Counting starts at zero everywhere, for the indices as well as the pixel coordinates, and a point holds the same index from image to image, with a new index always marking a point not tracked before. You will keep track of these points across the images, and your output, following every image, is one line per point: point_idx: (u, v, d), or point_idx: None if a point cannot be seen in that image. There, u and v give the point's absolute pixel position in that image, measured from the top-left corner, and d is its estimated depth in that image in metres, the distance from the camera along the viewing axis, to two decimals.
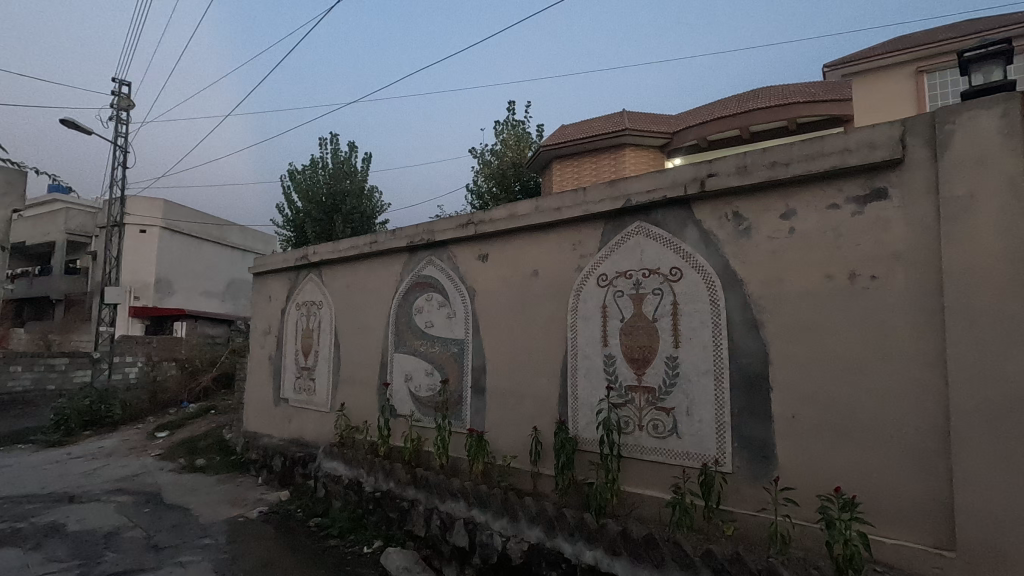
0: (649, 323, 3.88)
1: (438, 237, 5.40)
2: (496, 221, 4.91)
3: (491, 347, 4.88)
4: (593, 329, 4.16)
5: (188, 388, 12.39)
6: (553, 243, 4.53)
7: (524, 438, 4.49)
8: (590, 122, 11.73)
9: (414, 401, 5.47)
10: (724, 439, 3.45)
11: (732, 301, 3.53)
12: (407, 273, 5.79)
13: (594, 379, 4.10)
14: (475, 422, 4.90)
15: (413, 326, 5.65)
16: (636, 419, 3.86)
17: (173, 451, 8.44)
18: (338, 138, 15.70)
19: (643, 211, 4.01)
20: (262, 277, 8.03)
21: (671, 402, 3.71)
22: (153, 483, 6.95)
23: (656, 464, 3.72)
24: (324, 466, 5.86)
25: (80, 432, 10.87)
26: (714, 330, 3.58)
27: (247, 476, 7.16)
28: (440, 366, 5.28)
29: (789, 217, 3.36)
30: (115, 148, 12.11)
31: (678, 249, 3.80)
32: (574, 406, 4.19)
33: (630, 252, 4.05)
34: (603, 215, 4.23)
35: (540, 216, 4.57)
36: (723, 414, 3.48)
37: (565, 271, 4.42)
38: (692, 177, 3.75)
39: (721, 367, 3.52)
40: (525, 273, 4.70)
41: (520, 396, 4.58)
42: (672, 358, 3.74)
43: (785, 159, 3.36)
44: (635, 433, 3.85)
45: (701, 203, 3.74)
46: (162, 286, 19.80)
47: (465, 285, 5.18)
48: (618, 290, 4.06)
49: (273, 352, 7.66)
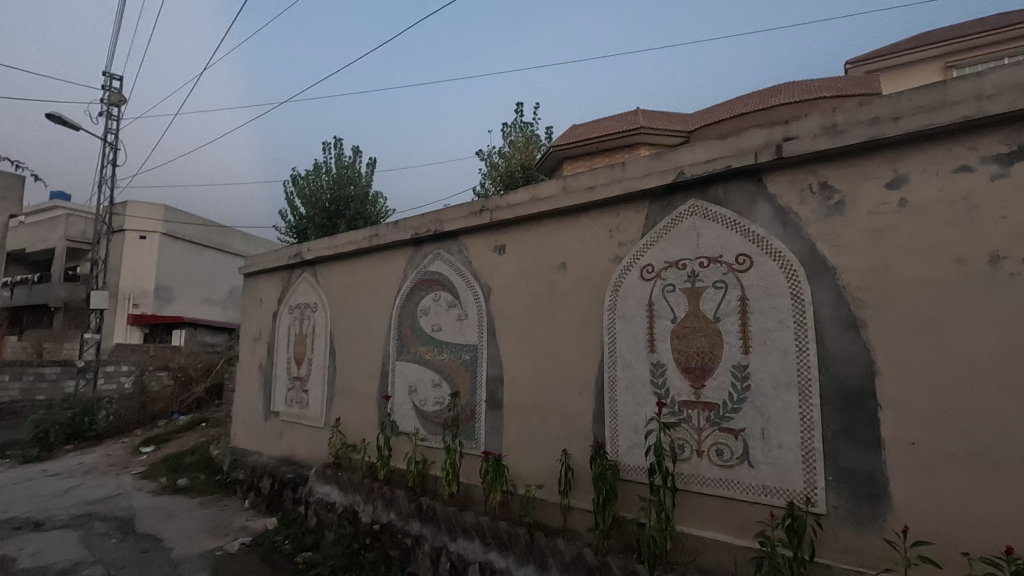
0: (709, 324, 3.15)
1: (447, 227, 4.70)
2: (515, 207, 4.20)
3: (509, 354, 4.15)
4: (636, 332, 3.43)
5: (180, 399, 11.71)
6: (585, 229, 3.82)
7: (551, 463, 3.75)
8: (603, 121, 11.10)
9: (419, 417, 4.73)
10: (815, 471, 2.71)
11: (820, 295, 2.80)
12: (412, 270, 5.08)
13: (638, 393, 3.37)
14: (491, 444, 4.16)
15: (417, 330, 4.92)
16: (694, 443, 3.12)
17: (156, 469, 7.72)
18: (341, 140, 15.10)
19: (698, 187, 3.29)
20: (253, 278, 7.33)
21: (740, 422, 2.97)
22: (128, 507, 6.22)
23: (721, 500, 2.99)
24: (317, 491, 5.15)
25: (63, 446, 10.16)
26: (797, 331, 2.84)
27: (233, 499, 6.43)
28: (449, 376, 4.55)
29: (898, 186, 2.63)
30: (104, 145, 11.44)
31: (746, 232, 3.08)
32: (614, 426, 3.45)
33: (682, 237, 3.32)
34: (647, 195, 3.51)
35: (568, 198, 3.86)
36: (810, 438, 2.74)
37: (600, 264, 3.70)
38: (763, 142, 3.03)
39: (807, 379, 2.78)
40: (551, 266, 3.98)
41: (545, 412, 3.84)
42: (740, 366, 3.01)
43: (892, 113, 2.63)
44: (693, 460, 3.11)
45: (775, 174, 3.02)
46: (162, 293, 19.17)
47: (479, 282, 4.46)
48: (667, 284, 3.34)
49: (263, 360, 6.94)
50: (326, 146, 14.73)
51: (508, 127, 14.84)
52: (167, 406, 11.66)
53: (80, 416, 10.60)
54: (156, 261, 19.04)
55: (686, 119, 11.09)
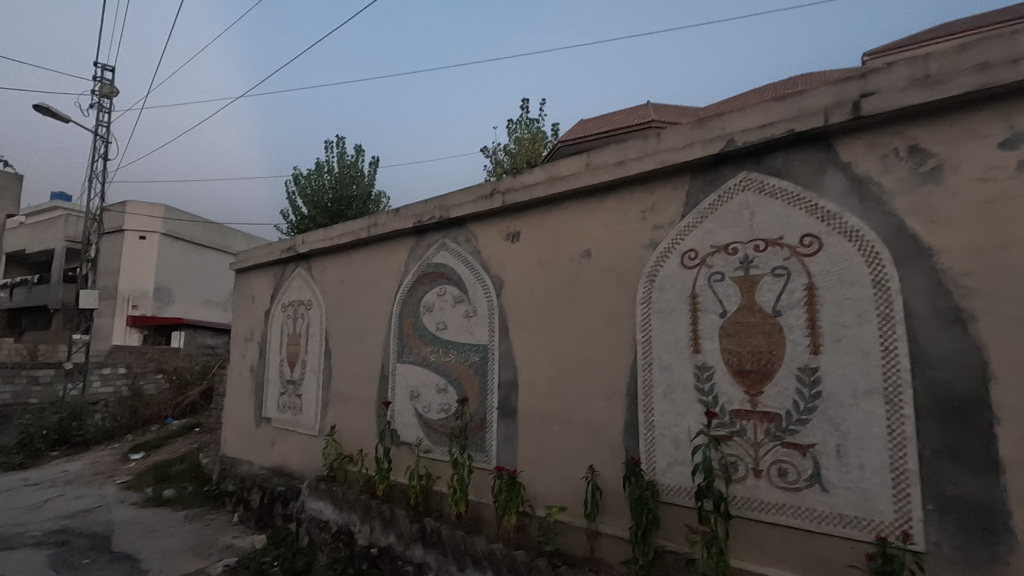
0: (767, 319, 2.65)
1: (453, 213, 4.21)
2: (531, 188, 3.70)
3: (524, 355, 3.65)
4: (676, 329, 2.94)
5: (174, 403, 11.25)
6: (612, 211, 3.32)
7: (574, 481, 3.25)
8: (612, 116, 10.62)
9: (421, 426, 4.23)
10: (909, 498, 2.20)
11: (911, 283, 2.29)
12: (414, 262, 4.59)
13: (680, 400, 2.88)
14: (504, 457, 3.65)
15: (420, 328, 4.43)
16: (750, 460, 2.62)
17: (142, 478, 7.23)
18: (343, 139, 14.62)
19: (751, 158, 2.80)
20: (244, 275, 6.85)
21: (809, 436, 2.47)
22: (107, 522, 5.73)
23: (787, 530, 2.48)
24: (309, 507, 4.68)
25: (49, 453, 9.68)
26: (882, 327, 2.33)
27: (221, 513, 5.95)
28: (455, 381, 4.04)
29: (1015, 145, 2.13)
30: (94, 139, 10.97)
31: (812, 209, 2.57)
32: (650, 439, 2.96)
33: (732, 217, 2.82)
34: (688, 169, 3.01)
35: (593, 175, 3.36)
36: (901, 458, 2.24)
37: (631, 251, 3.20)
38: (833, 100, 2.53)
39: (896, 386, 2.27)
40: (573, 255, 3.48)
41: (567, 422, 3.35)
42: (808, 369, 2.50)
43: (1006, 56, 2.12)
44: (750, 481, 2.60)
45: (849, 139, 2.51)
46: (162, 294, 18.73)
47: (489, 274, 3.97)
48: (714, 272, 2.85)
49: (255, 362, 6.45)
50: (328, 145, 14.29)
51: (512, 125, 14.35)
52: (161, 410, 11.20)
53: (67, 421, 10.14)
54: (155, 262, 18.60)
55: (698, 112, 10.55)
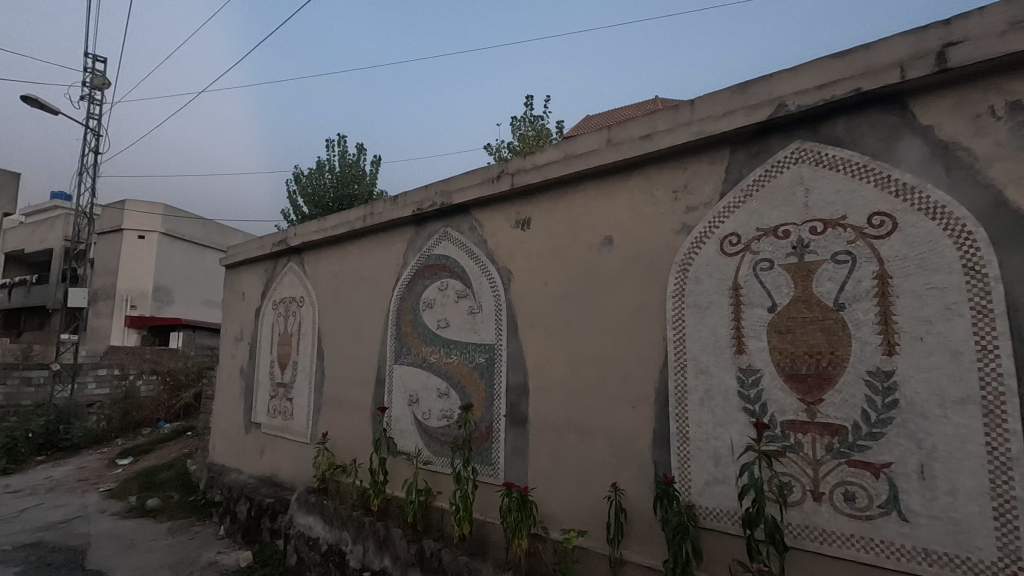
0: (826, 314, 2.24)
1: (456, 198, 3.81)
2: (543, 168, 3.30)
3: (535, 356, 3.25)
4: (715, 327, 2.54)
5: (166, 406, 10.85)
6: (638, 192, 2.92)
7: (595, 500, 2.85)
8: (621, 110, 10.20)
9: (421, 435, 3.82)
10: (1017, 533, 1.79)
11: (1014, 269, 1.88)
12: (414, 254, 4.19)
13: (720, 409, 2.48)
14: (512, 471, 3.25)
15: (420, 326, 4.02)
16: (809, 481, 2.21)
17: (127, 486, 6.84)
18: (344, 138, 14.09)
19: (804, 125, 2.39)
20: (235, 271, 6.47)
21: (883, 454, 2.06)
22: (84, 534, 5.34)
23: (855, 566, 2.08)
24: (298, 523, 4.30)
25: (33, 457, 9.29)
26: (977, 323, 1.92)
27: (207, 525, 5.55)
28: (458, 385, 3.64)
29: None
30: (85, 131, 10.61)
31: (883, 182, 2.16)
32: (684, 454, 2.56)
33: (782, 194, 2.42)
34: (728, 141, 2.61)
35: (616, 151, 2.95)
36: (1005, 484, 1.82)
37: (661, 237, 2.79)
38: (909, 53, 2.12)
39: (996, 395, 1.86)
40: (592, 243, 3.08)
41: (585, 431, 2.95)
42: (881, 373, 2.09)
43: None
44: (809, 506, 2.19)
45: (928, 99, 2.11)
46: (161, 294, 18.37)
47: (497, 266, 3.56)
48: (761, 259, 2.44)
49: (245, 364, 6.05)
50: (330, 145, 13.83)
51: (517, 121, 13.92)
52: (153, 413, 10.81)
53: (55, 424, 9.76)
54: (154, 261, 18.22)
55: None
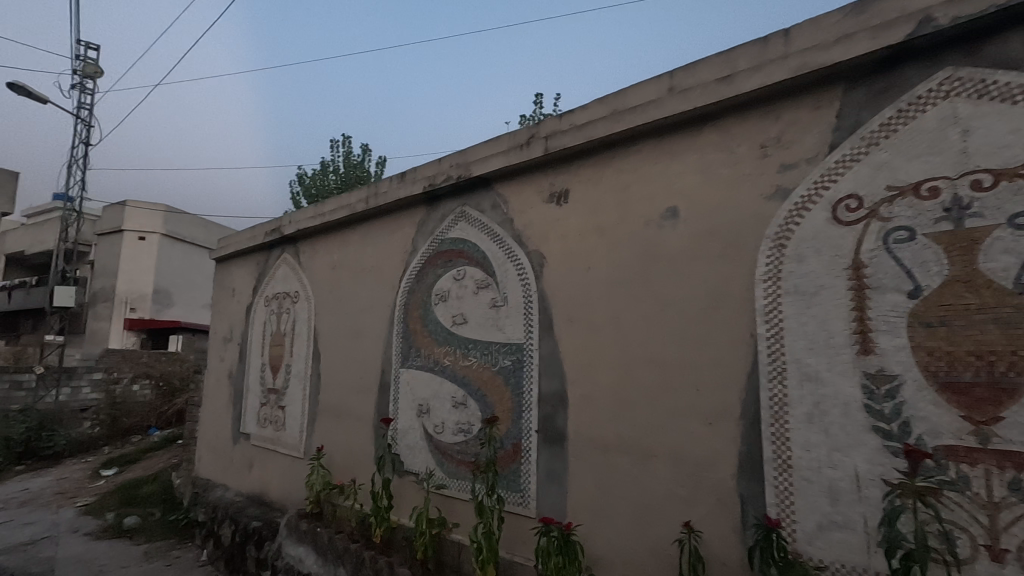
0: (1003, 301, 1.62)
1: (475, 170, 3.21)
2: (584, 128, 2.70)
3: (575, 359, 2.63)
4: (828, 319, 1.92)
5: (158, 412, 10.25)
6: (712, 151, 2.31)
7: (658, 544, 2.23)
8: None
9: (432, 452, 3.20)
10: None
11: None
12: (424, 238, 3.58)
13: (838, 429, 1.85)
14: (547, 501, 2.62)
15: (431, 323, 3.41)
16: (984, 531, 1.58)
17: (105, 501, 6.22)
18: (349, 139, 13.59)
19: (956, 47, 1.78)
20: (225, 265, 5.88)
21: None
22: (49, 558, 4.73)
23: None
24: (288, 553, 3.67)
25: (13, 468, 8.70)
26: None
27: (187, 549, 4.93)
28: (477, 392, 3.02)
29: None
30: (75, 122, 10.07)
31: None
32: (786, 488, 1.93)
33: (926, 140, 1.80)
34: (840, 78, 2.00)
35: (681, 101, 2.34)
36: None
37: (744, 206, 2.18)
38: None
39: None
40: (650, 217, 2.46)
41: (643, 454, 2.32)
42: None
43: None
44: (986, 568, 1.57)
45: None
46: (160, 296, 17.82)
47: (526, 250, 2.95)
48: (896, 227, 1.82)
49: (234, 367, 5.45)
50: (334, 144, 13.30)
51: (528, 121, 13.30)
52: (143, 420, 10.20)
53: (38, 432, 9.16)
54: (154, 262, 17.68)
55: None
